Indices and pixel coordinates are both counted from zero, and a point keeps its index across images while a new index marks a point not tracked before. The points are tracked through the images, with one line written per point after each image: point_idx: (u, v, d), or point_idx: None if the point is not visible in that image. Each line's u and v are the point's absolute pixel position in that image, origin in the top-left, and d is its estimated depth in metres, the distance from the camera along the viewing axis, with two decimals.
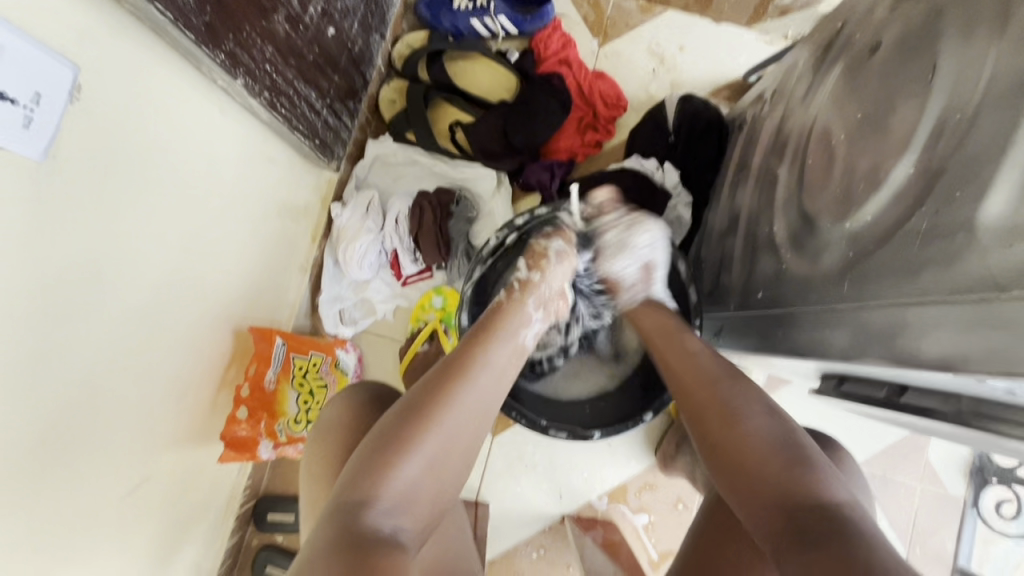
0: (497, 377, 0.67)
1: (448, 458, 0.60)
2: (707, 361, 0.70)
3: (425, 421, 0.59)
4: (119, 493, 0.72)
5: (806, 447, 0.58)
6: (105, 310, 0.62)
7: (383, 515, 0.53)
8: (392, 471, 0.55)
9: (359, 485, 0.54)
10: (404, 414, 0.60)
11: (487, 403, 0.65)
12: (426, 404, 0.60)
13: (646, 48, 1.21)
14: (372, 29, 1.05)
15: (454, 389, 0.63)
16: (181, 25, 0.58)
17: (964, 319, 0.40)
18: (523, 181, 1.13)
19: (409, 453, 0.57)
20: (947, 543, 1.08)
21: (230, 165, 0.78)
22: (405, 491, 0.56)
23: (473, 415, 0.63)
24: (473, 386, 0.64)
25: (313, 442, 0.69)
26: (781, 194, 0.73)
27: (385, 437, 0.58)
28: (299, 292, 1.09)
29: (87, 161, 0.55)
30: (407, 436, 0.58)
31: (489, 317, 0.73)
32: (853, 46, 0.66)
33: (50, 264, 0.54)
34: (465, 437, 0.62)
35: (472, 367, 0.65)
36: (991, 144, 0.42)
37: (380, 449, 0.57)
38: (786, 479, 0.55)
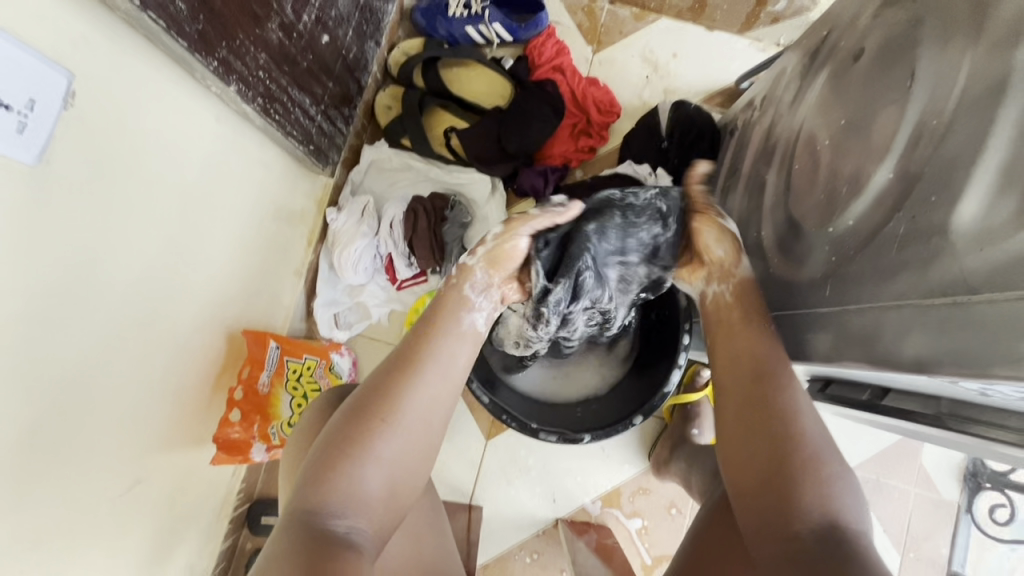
0: (450, 365, 0.65)
1: (403, 456, 0.59)
2: (772, 356, 0.63)
3: (374, 421, 0.58)
4: (111, 494, 0.72)
5: (841, 465, 0.56)
6: (98, 313, 0.63)
7: (335, 518, 0.53)
8: (344, 473, 0.55)
9: (312, 491, 0.54)
10: (355, 413, 0.59)
11: (443, 397, 0.63)
12: (376, 403, 0.60)
13: (639, 55, 1.23)
14: (368, 37, 1.07)
15: (403, 385, 0.61)
16: (175, 33, 0.59)
17: (938, 322, 0.41)
18: (517, 186, 1.14)
19: (359, 454, 0.56)
20: (941, 548, 1.08)
21: (224, 170, 0.79)
22: (359, 492, 0.56)
23: (427, 411, 0.61)
24: (425, 382, 0.62)
25: (299, 437, 0.69)
26: (769, 199, 0.74)
27: (336, 438, 0.57)
28: (294, 296, 1.09)
29: (81, 165, 0.56)
30: (356, 436, 0.57)
31: (435, 307, 0.69)
32: (838, 54, 0.67)
33: (43, 266, 0.55)
34: (420, 432, 0.60)
35: (425, 361, 0.63)
36: (964, 150, 0.42)
37: (333, 453, 0.57)
38: (813, 499, 0.53)
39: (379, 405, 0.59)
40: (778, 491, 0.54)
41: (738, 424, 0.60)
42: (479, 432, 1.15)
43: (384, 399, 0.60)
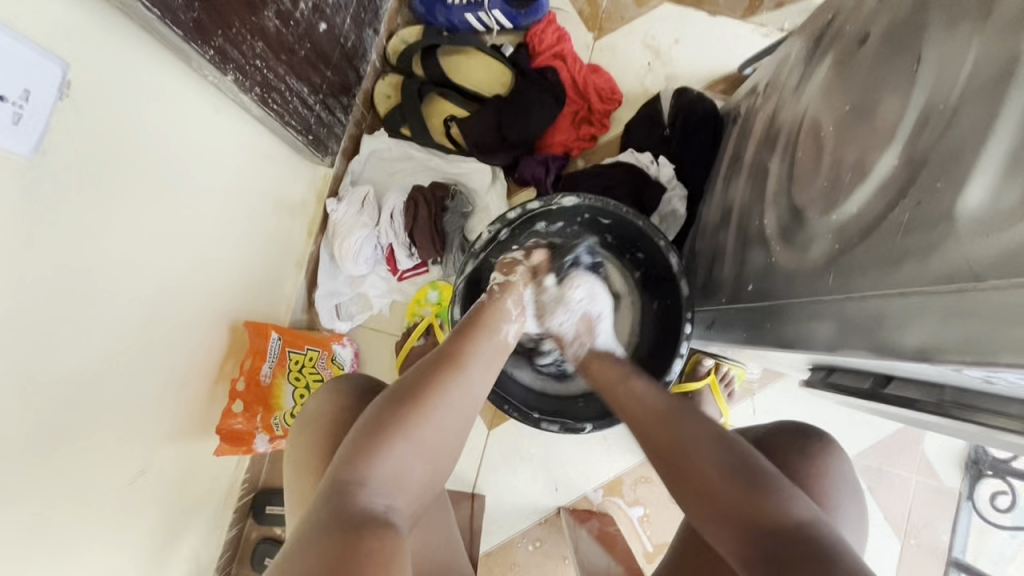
0: (486, 367, 0.68)
1: (440, 444, 0.61)
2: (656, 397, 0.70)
3: (418, 407, 0.60)
4: (119, 482, 0.73)
5: (762, 464, 0.60)
6: (91, 307, 0.62)
7: (375, 495, 0.54)
8: (386, 455, 0.57)
9: (354, 467, 0.55)
10: (396, 399, 0.61)
11: (479, 391, 0.66)
12: (419, 392, 0.62)
13: (640, 41, 1.21)
14: (366, 24, 1.05)
15: (447, 377, 0.64)
16: (170, 22, 0.58)
17: (941, 310, 0.41)
18: (518, 176, 1.14)
19: (403, 437, 0.58)
20: (941, 535, 1.09)
21: (223, 161, 0.78)
22: (397, 474, 0.57)
23: (466, 405, 0.64)
24: (467, 377, 0.65)
25: (302, 429, 0.69)
26: (772, 187, 0.73)
27: (379, 422, 0.59)
28: (296, 287, 1.09)
29: (77, 156, 0.55)
30: (401, 420, 0.59)
31: (473, 317, 0.72)
32: (842, 39, 0.66)
33: (32, 264, 0.54)
34: (457, 423, 0.63)
35: (467, 356, 0.67)
36: (971, 136, 0.42)
37: (374, 433, 0.58)
38: (760, 500, 0.56)
39: (420, 395, 0.61)
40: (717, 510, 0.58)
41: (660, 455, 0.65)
42: (481, 422, 1.15)
43: (426, 390, 0.62)
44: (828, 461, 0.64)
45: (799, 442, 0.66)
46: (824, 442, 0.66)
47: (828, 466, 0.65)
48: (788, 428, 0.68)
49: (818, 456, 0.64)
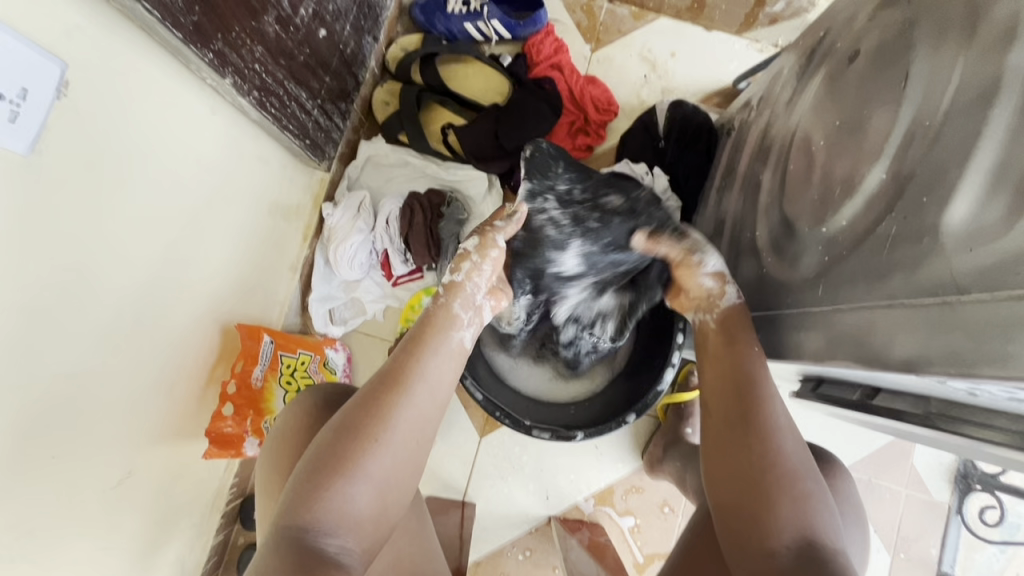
0: (435, 385, 0.65)
1: (392, 473, 0.59)
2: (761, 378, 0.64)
3: (362, 441, 0.58)
4: (104, 483, 0.72)
5: (819, 480, 0.58)
6: (79, 306, 0.61)
7: (325, 538, 0.53)
8: (333, 495, 0.55)
9: (299, 512, 0.54)
10: (343, 431, 0.59)
11: (429, 411, 0.64)
12: (365, 422, 0.59)
13: (637, 54, 1.23)
14: (366, 31, 1.06)
15: (392, 404, 0.61)
16: (170, 24, 0.58)
17: (927, 322, 0.41)
18: (514, 184, 1.14)
19: (350, 475, 0.56)
20: (931, 549, 1.09)
21: (219, 163, 0.78)
22: (348, 512, 0.55)
23: (412, 430, 0.61)
24: (409, 401, 0.62)
25: (273, 447, 0.68)
26: (764, 199, 0.74)
27: (322, 460, 0.57)
28: (290, 291, 1.09)
29: (72, 155, 0.55)
30: (346, 456, 0.57)
31: (417, 332, 0.69)
32: (833, 55, 0.67)
33: (20, 263, 0.53)
34: (408, 450, 0.61)
35: (414, 377, 0.64)
36: (956, 152, 0.43)
37: (318, 473, 0.56)
38: (792, 515, 0.55)
39: (363, 426, 0.59)
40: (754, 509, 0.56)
41: (718, 438, 0.63)
42: (473, 429, 1.15)
43: (371, 420, 0.59)
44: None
45: None
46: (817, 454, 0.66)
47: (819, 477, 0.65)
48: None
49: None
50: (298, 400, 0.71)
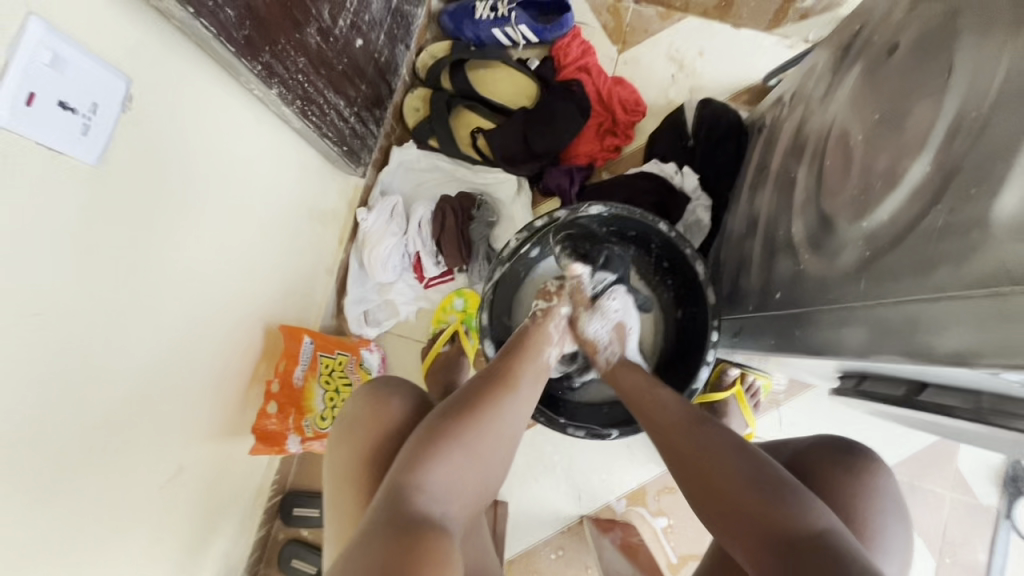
0: (534, 391, 0.69)
1: (493, 458, 0.62)
2: (679, 402, 0.70)
3: (477, 420, 0.62)
4: (160, 477, 0.76)
5: (776, 474, 0.58)
6: (135, 312, 0.65)
7: (434, 501, 0.55)
8: (444, 461, 0.58)
9: (409, 472, 0.56)
10: (446, 414, 0.62)
11: (526, 413, 0.67)
12: (477, 403, 0.63)
13: (665, 54, 1.23)
14: (398, 40, 1.09)
15: (502, 395, 0.65)
16: (223, 39, 0.61)
17: (977, 315, 0.41)
18: (543, 186, 1.16)
19: (462, 446, 0.59)
20: (978, 554, 1.06)
21: (261, 171, 0.81)
22: (452, 484, 0.58)
23: (512, 431, 0.65)
24: (515, 401, 0.66)
25: (352, 434, 0.69)
26: (799, 195, 0.74)
27: (434, 433, 0.60)
28: (327, 293, 1.12)
29: (133, 166, 0.59)
30: (459, 431, 0.60)
31: (523, 332, 0.75)
32: (871, 48, 0.67)
33: (86, 270, 0.56)
34: (508, 446, 0.64)
35: (521, 375, 0.68)
36: (1007, 141, 0.42)
37: (431, 442, 0.59)
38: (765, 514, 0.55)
39: (481, 411, 0.62)
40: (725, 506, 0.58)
41: (678, 455, 0.64)
42: None
43: (489, 406, 0.63)
44: (874, 478, 0.63)
45: (843, 465, 0.64)
46: (871, 459, 0.65)
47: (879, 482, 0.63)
48: (834, 443, 0.67)
49: (868, 472, 0.63)
50: (375, 388, 0.73)
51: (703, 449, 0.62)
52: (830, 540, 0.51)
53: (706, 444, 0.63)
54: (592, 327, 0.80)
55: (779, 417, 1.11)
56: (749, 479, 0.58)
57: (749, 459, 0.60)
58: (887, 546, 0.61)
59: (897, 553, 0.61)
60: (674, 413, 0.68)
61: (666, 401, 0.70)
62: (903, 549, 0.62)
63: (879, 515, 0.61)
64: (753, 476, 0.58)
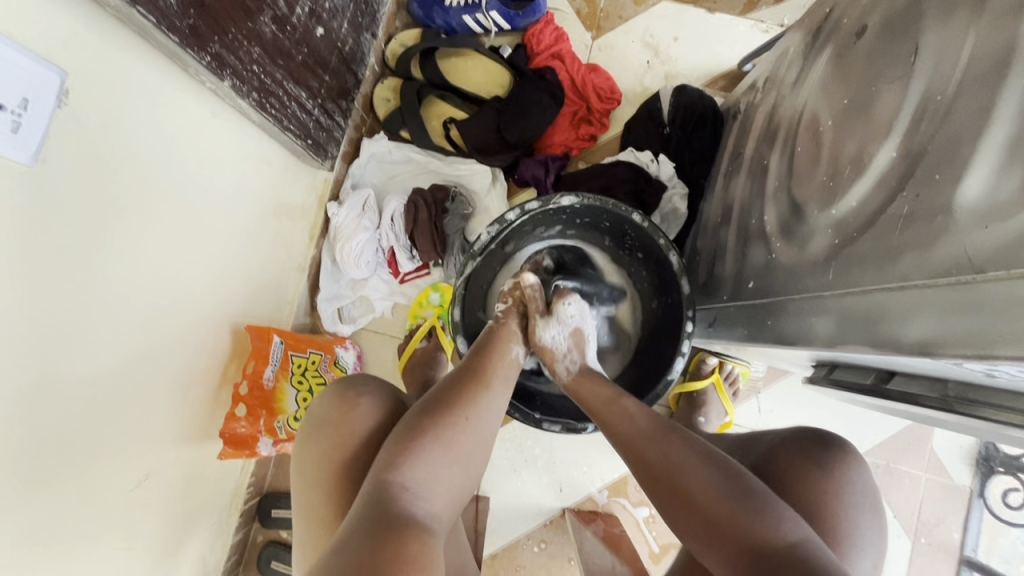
0: (507, 384, 0.70)
1: (472, 453, 0.62)
2: (655, 419, 0.65)
3: (455, 416, 0.62)
4: (123, 486, 0.74)
5: (754, 488, 0.56)
6: (85, 321, 0.62)
7: (415, 499, 0.55)
8: (426, 457, 0.58)
9: (391, 471, 0.56)
10: (424, 412, 0.62)
11: (503, 405, 0.68)
12: (452, 402, 0.63)
13: (640, 40, 1.21)
14: (364, 28, 1.06)
15: (477, 390, 0.65)
16: (166, 29, 0.58)
17: (940, 304, 0.40)
18: (518, 177, 1.14)
19: (440, 445, 0.59)
20: (953, 533, 1.07)
21: (219, 167, 0.78)
22: (433, 479, 0.58)
23: (491, 423, 0.65)
24: (492, 396, 0.67)
25: (316, 438, 0.67)
26: (771, 183, 0.73)
27: (410, 433, 0.60)
28: (298, 291, 1.09)
29: (74, 166, 0.56)
30: (438, 427, 0.60)
31: (492, 336, 0.75)
32: (840, 32, 0.65)
33: (27, 278, 0.54)
34: (487, 439, 0.64)
35: (494, 369, 0.69)
36: (969, 126, 0.41)
37: (410, 439, 0.59)
38: (748, 526, 0.53)
39: (458, 407, 0.63)
40: (709, 525, 0.55)
41: (645, 468, 0.61)
42: None
43: (465, 402, 0.64)
44: (851, 472, 0.62)
45: (819, 457, 0.63)
46: (846, 448, 0.65)
47: (853, 473, 0.63)
48: (809, 434, 0.66)
49: (843, 462, 0.63)
50: (342, 386, 0.71)
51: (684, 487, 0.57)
52: (806, 550, 0.51)
53: (671, 455, 0.60)
54: (547, 335, 0.77)
55: (758, 405, 1.11)
56: (723, 494, 0.56)
57: (723, 472, 0.58)
58: (862, 539, 0.60)
59: (871, 545, 0.61)
60: (642, 419, 0.65)
61: (630, 405, 0.67)
62: (878, 538, 0.62)
63: (854, 509, 0.61)
64: (725, 489, 0.56)
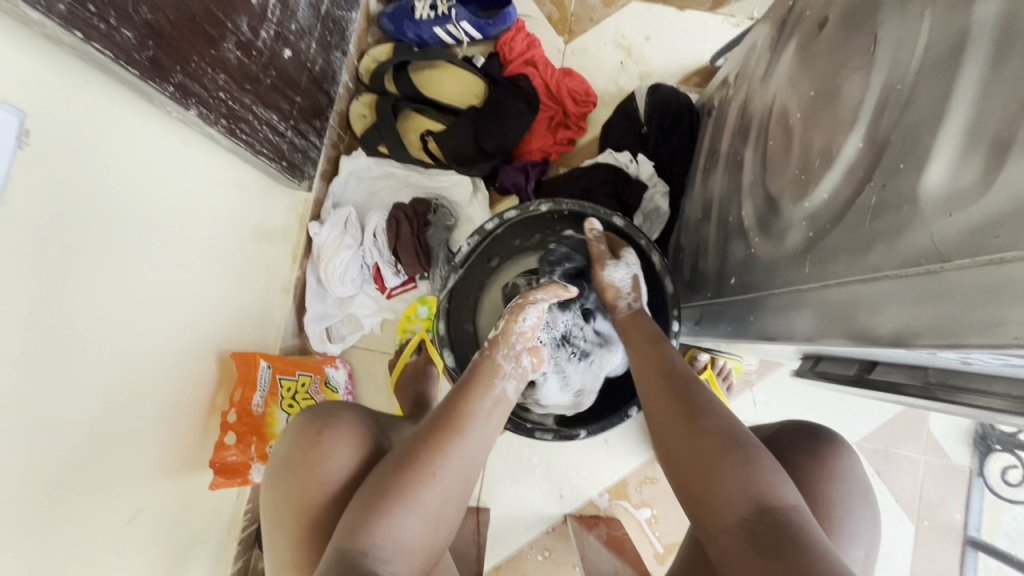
0: (485, 428, 0.65)
1: (441, 510, 0.59)
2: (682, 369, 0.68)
3: (420, 472, 0.58)
4: (114, 525, 0.73)
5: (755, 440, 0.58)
6: (62, 361, 0.61)
7: (381, 562, 0.53)
8: (390, 519, 0.55)
9: (356, 535, 0.54)
10: (395, 463, 0.59)
11: (480, 454, 0.64)
12: (418, 458, 0.59)
13: (612, 41, 1.21)
14: (334, 47, 1.06)
15: (447, 441, 0.61)
16: (123, 61, 0.58)
17: (911, 295, 0.40)
18: (498, 185, 1.13)
19: (405, 505, 0.56)
20: (956, 514, 1.07)
21: (192, 195, 0.77)
22: (399, 541, 0.55)
23: (464, 474, 0.61)
24: (465, 442, 0.62)
25: (284, 470, 0.66)
26: (747, 177, 0.73)
27: (378, 491, 0.57)
28: (284, 314, 1.08)
29: (40, 204, 0.55)
30: (402, 485, 0.57)
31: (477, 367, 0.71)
32: (805, 23, 0.65)
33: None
34: (462, 483, 0.61)
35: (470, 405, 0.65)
36: (928, 114, 0.41)
37: (378, 499, 0.57)
38: (732, 483, 0.54)
39: (422, 461, 0.59)
40: (700, 468, 0.57)
41: (662, 410, 0.64)
42: None
43: (431, 455, 0.60)
44: (841, 461, 0.62)
45: (812, 449, 0.63)
46: (835, 439, 0.64)
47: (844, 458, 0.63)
48: (798, 428, 0.66)
49: (833, 454, 0.62)
50: (307, 416, 0.70)
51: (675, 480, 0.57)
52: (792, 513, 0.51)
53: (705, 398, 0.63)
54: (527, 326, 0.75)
55: (752, 398, 1.11)
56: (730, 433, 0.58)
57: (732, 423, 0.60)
58: (855, 530, 0.60)
59: (866, 534, 0.60)
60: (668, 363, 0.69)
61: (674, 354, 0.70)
62: (870, 526, 0.61)
63: (848, 497, 0.61)
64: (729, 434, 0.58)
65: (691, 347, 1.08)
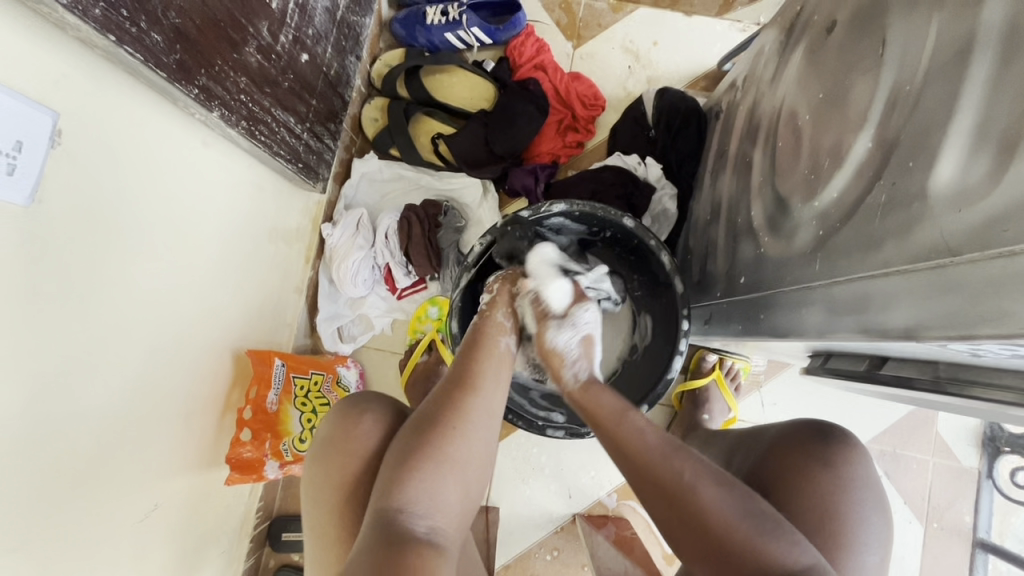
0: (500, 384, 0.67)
1: (471, 471, 0.60)
2: None
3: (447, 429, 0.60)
4: (132, 518, 0.74)
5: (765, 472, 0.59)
6: (86, 356, 0.62)
7: (415, 519, 0.55)
8: (422, 481, 0.57)
9: (389, 498, 0.56)
10: (421, 423, 0.61)
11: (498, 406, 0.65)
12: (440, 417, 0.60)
13: (620, 46, 1.23)
14: (348, 51, 1.08)
15: (467, 398, 0.62)
16: (152, 64, 0.60)
17: (921, 289, 0.41)
18: (508, 187, 1.15)
19: (436, 467, 0.58)
20: (965, 516, 1.07)
21: (211, 195, 0.79)
22: (434, 503, 0.57)
23: (487, 424, 0.63)
24: (483, 397, 0.63)
25: (322, 453, 0.68)
26: (756, 178, 0.74)
27: (406, 454, 0.58)
28: (297, 314, 1.10)
29: (68, 202, 0.57)
30: (431, 448, 0.59)
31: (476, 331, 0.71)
32: (813, 27, 0.66)
33: (30, 315, 0.54)
34: (487, 441, 0.62)
35: (478, 369, 0.66)
36: (937, 112, 0.42)
37: (406, 458, 0.58)
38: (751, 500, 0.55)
39: (443, 422, 0.60)
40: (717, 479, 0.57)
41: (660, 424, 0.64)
42: None
43: (451, 414, 0.61)
44: (851, 466, 0.63)
45: (824, 453, 0.64)
46: (846, 440, 0.65)
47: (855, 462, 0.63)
48: (807, 427, 0.67)
49: (843, 457, 0.63)
50: (347, 401, 0.72)
51: (669, 483, 0.55)
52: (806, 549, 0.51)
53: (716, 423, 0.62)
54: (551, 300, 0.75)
55: (760, 399, 1.12)
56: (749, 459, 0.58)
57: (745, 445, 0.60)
58: (864, 532, 0.60)
59: (876, 538, 0.61)
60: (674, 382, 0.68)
61: None
62: (881, 530, 0.61)
63: (856, 500, 0.61)
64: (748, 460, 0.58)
65: (699, 348, 1.09)
